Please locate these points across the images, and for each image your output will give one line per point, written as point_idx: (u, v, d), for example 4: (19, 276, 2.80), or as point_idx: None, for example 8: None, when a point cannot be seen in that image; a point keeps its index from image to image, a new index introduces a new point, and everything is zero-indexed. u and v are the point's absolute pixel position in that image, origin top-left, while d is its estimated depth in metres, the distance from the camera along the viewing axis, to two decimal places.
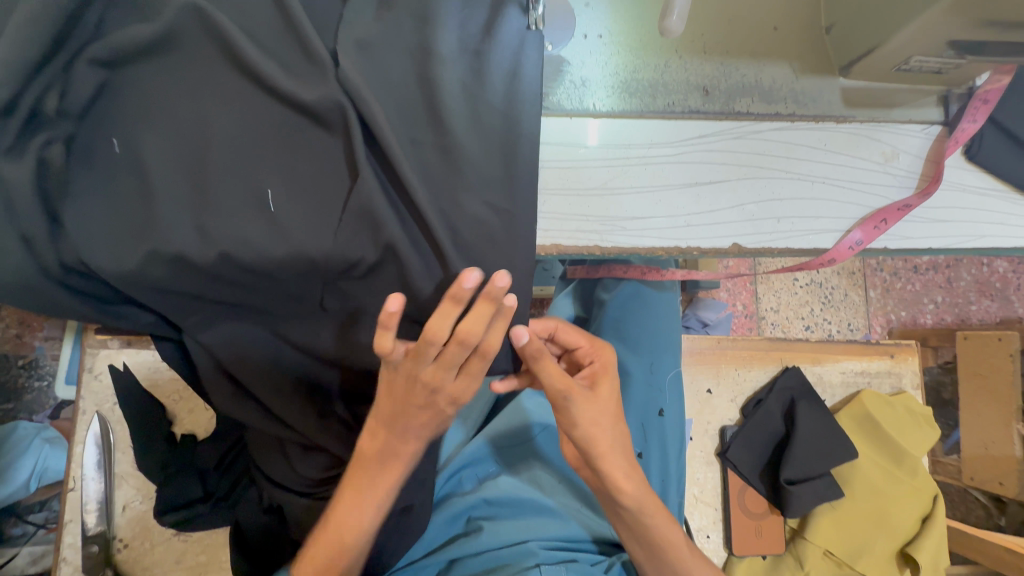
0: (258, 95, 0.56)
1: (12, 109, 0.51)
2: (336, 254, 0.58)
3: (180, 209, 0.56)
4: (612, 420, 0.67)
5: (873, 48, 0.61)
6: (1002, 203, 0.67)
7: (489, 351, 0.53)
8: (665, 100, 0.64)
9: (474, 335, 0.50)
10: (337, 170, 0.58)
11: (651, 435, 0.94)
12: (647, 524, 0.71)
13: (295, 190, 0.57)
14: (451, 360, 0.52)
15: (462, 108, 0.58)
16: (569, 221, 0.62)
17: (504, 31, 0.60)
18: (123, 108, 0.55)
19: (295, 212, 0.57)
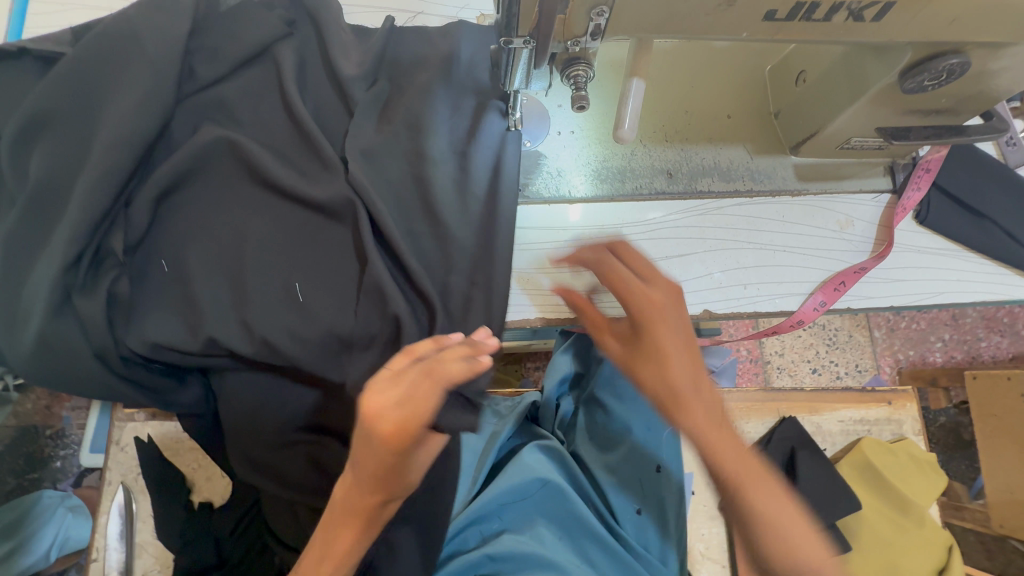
0: (278, 201, 0.66)
1: (83, 254, 0.60)
2: (342, 334, 0.64)
3: (210, 303, 0.63)
4: (688, 368, 0.52)
5: (815, 131, 0.68)
6: (956, 261, 0.72)
7: (436, 369, 0.44)
8: (634, 184, 0.72)
9: (448, 354, 0.46)
10: (346, 260, 0.66)
11: (649, 492, 0.95)
12: (767, 541, 0.47)
13: (310, 280, 0.65)
14: (406, 375, 0.45)
15: (452, 201, 0.67)
16: (553, 296, 0.70)
17: (487, 136, 0.69)
18: (172, 231, 0.64)
19: (306, 297, 0.64)
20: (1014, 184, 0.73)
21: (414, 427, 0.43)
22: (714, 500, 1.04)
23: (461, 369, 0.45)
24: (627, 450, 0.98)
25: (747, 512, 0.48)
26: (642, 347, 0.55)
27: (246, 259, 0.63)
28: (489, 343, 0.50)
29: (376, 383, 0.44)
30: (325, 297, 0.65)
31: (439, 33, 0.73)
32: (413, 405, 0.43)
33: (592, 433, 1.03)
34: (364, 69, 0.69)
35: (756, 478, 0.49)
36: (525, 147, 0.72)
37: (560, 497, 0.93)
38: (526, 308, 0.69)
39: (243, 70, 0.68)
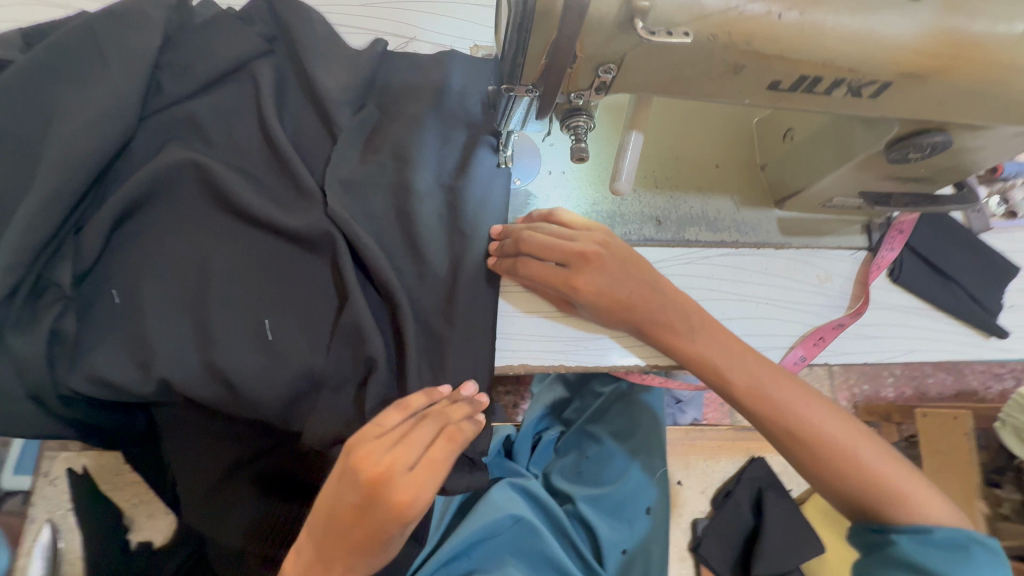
0: (249, 230, 0.61)
1: (19, 284, 0.54)
2: (312, 376, 0.60)
3: (163, 338, 0.57)
4: (661, 303, 0.62)
5: (800, 189, 0.69)
6: (924, 320, 0.74)
7: (455, 434, 0.53)
8: (623, 229, 0.71)
9: (455, 415, 0.55)
10: (323, 296, 0.62)
11: (637, 532, 0.93)
12: (792, 443, 0.60)
13: (286, 315, 0.60)
14: (422, 441, 0.52)
15: (436, 238, 0.64)
16: (537, 342, 0.67)
17: (476, 171, 0.66)
18: (124, 261, 0.58)
19: (276, 333, 0.60)
20: (976, 248, 0.77)
21: (432, 489, 0.50)
22: (684, 540, 1.04)
23: (473, 428, 0.55)
24: (617, 489, 0.95)
25: (766, 427, 0.61)
26: (595, 306, 0.62)
27: (214, 292, 0.58)
28: (484, 403, 0.59)
29: (394, 450, 0.50)
30: (297, 335, 0.60)
31: (428, 60, 0.70)
32: (433, 468, 0.50)
33: (578, 470, 1.01)
34: (350, 93, 0.65)
35: (763, 384, 0.60)
36: (515, 185, 0.70)
37: (532, 533, 0.89)
38: (512, 356, 0.66)
39: (218, 86, 0.64)
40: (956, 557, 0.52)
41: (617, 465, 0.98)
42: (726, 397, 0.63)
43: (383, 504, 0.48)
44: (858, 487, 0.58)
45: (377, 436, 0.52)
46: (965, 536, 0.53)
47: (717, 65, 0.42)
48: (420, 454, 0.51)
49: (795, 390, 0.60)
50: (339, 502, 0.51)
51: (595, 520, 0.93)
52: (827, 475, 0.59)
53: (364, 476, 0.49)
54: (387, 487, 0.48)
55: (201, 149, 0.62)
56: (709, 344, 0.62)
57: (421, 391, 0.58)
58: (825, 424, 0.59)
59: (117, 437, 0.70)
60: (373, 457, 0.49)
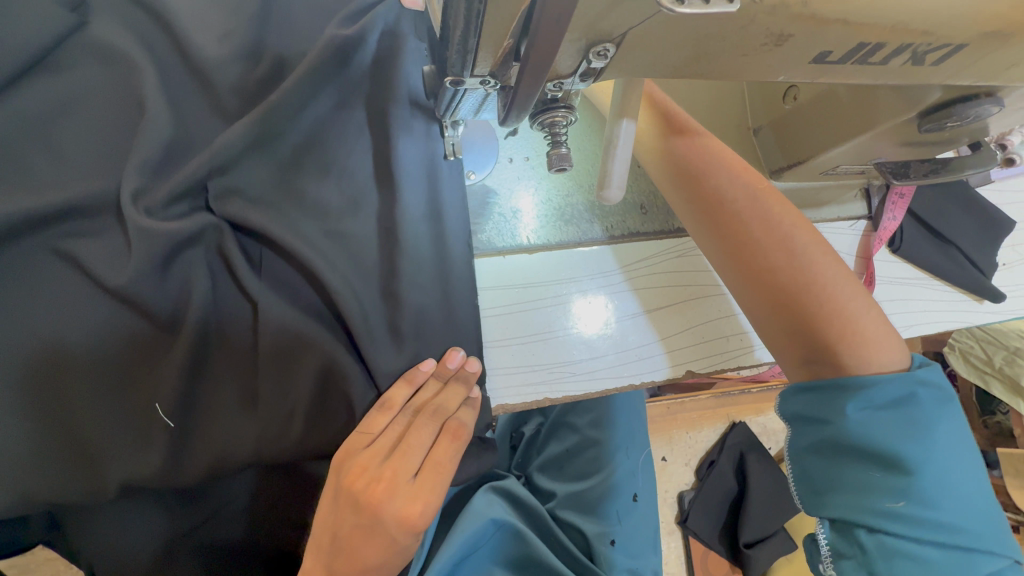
0: (108, 268, 0.45)
1: None
2: (234, 444, 0.47)
3: (32, 425, 0.45)
4: (722, 165, 0.53)
5: (804, 159, 0.59)
6: (927, 291, 0.68)
7: (461, 430, 0.49)
8: (604, 223, 0.59)
9: (453, 407, 0.49)
10: (235, 336, 0.47)
11: (628, 524, 0.81)
12: (790, 295, 0.50)
13: (181, 377, 0.45)
14: (420, 446, 0.49)
15: (374, 261, 0.51)
16: (517, 373, 0.54)
17: (416, 166, 0.52)
18: None
19: (175, 392, 0.45)
20: (974, 206, 0.71)
21: (437, 493, 0.48)
22: (671, 515, 1.03)
23: (471, 419, 0.50)
24: (602, 484, 0.83)
25: (756, 273, 0.51)
26: (691, 145, 0.53)
27: (81, 361, 0.45)
28: (477, 373, 0.50)
29: (391, 461, 0.47)
30: (201, 397, 0.47)
31: (335, 6, 0.52)
32: (437, 466, 0.49)
33: (562, 469, 0.90)
34: (232, 68, 0.49)
35: (728, 193, 0.52)
36: (467, 180, 0.55)
37: (515, 537, 0.80)
38: (488, 395, 0.54)
39: (41, 85, 0.47)
40: (904, 421, 0.46)
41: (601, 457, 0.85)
42: (716, 235, 0.52)
43: (387, 518, 0.46)
44: (844, 346, 0.48)
45: (369, 446, 0.48)
46: (911, 385, 0.47)
47: (756, 35, 0.30)
48: (421, 457, 0.49)
49: (802, 242, 0.51)
50: (342, 518, 0.48)
51: (576, 518, 0.83)
52: (762, 286, 0.50)
53: (367, 494, 0.47)
54: (389, 501, 0.47)
55: (29, 171, 0.46)
56: (734, 191, 0.52)
57: (401, 377, 0.49)
58: (797, 238, 0.51)
59: (28, 542, 0.56)
60: (369, 472, 0.47)
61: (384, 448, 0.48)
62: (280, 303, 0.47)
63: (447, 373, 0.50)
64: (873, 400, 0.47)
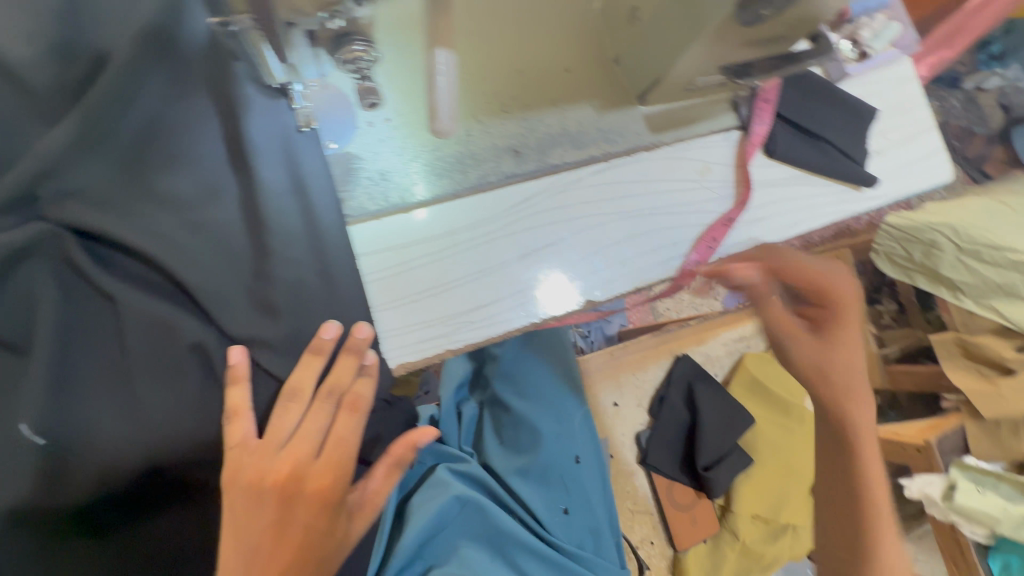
0: None
1: None
2: (119, 448, 0.47)
3: None
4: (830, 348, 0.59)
5: (658, 78, 0.60)
6: (807, 188, 0.71)
7: (358, 401, 0.50)
8: (479, 171, 0.59)
9: (347, 380, 0.49)
10: (101, 342, 0.47)
11: (572, 486, 0.82)
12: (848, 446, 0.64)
13: (42, 394, 0.45)
14: (318, 424, 0.48)
15: (232, 242, 0.49)
16: (413, 331, 0.54)
17: (266, 139, 0.51)
18: None
19: (40, 411, 0.45)
20: (838, 100, 0.74)
21: (348, 462, 0.49)
22: (634, 457, 1.04)
23: (368, 390, 0.50)
24: (544, 455, 0.81)
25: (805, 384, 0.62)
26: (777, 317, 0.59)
27: None
28: (368, 338, 0.49)
29: (293, 443, 0.48)
30: (63, 418, 0.46)
31: None
32: (342, 440, 0.49)
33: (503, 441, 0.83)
34: (41, 67, 0.47)
35: (830, 373, 0.60)
36: (326, 150, 0.54)
37: (477, 511, 0.78)
38: (385, 358, 0.53)
39: None
40: None
41: (534, 428, 0.81)
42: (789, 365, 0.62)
43: (305, 495, 0.47)
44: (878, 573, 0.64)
45: (264, 438, 0.48)
46: None
47: None
48: (323, 434, 0.49)
49: (875, 469, 0.64)
50: (250, 517, 0.47)
51: (523, 492, 0.81)
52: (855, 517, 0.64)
53: (271, 485, 0.47)
54: (302, 480, 0.47)
55: None
56: (814, 364, 0.60)
57: (236, 379, 0.47)
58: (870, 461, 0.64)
59: None
60: (271, 459, 0.47)
61: (282, 433, 0.48)
62: (144, 297, 0.47)
63: (327, 347, 0.48)
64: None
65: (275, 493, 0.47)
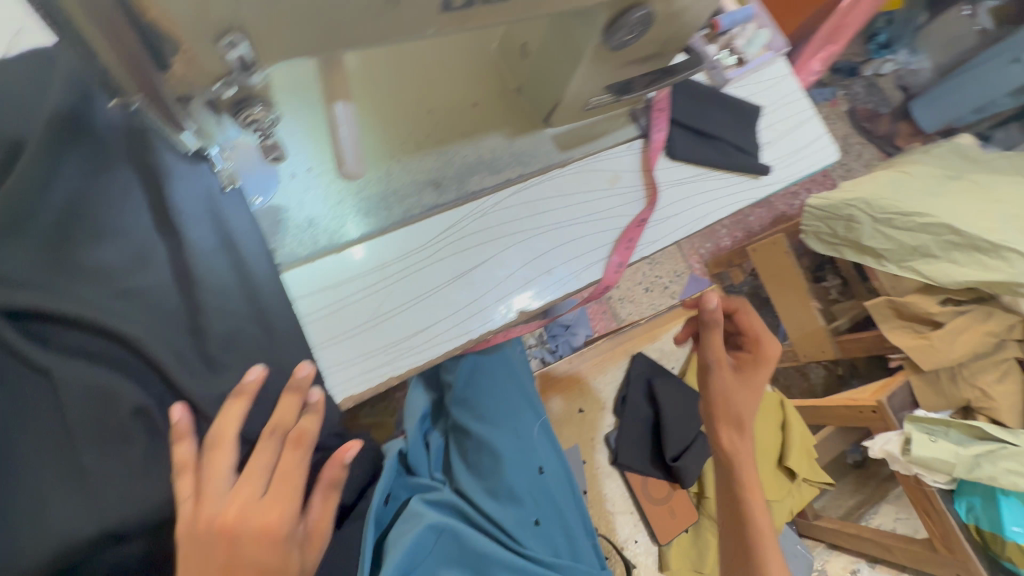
0: None
1: None
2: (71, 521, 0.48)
3: None
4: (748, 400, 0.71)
5: (556, 103, 0.66)
6: (709, 183, 0.78)
7: (303, 435, 0.51)
8: (402, 206, 0.63)
9: (291, 418, 0.51)
10: (42, 419, 0.48)
11: (539, 498, 0.84)
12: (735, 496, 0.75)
13: None
14: (262, 463, 0.49)
15: (165, 302, 0.51)
16: (358, 362, 0.58)
17: (191, 202, 0.54)
18: None
19: None
20: (725, 102, 0.82)
21: (295, 498, 0.49)
22: (605, 459, 1.07)
23: (315, 424, 0.51)
24: (509, 475, 0.81)
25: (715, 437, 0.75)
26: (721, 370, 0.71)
27: None
28: (309, 376, 0.52)
29: (237, 488, 0.48)
30: (11, 497, 0.48)
31: (56, 75, 0.53)
32: (287, 476, 0.50)
33: (468, 463, 0.84)
34: None
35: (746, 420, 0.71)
36: (251, 206, 0.57)
37: (452, 537, 0.78)
38: (332, 392, 0.56)
39: None
40: None
41: (492, 448, 0.81)
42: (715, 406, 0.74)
43: (251, 541, 0.46)
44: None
45: (206, 488, 0.48)
46: None
47: (363, 0, 0.36)
48: (269, 474, 0.50)
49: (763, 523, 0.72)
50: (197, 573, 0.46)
51: (494, 512, 0.82)
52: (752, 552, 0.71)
53: (216, 530, 0.46)
54: (247, 525, 0.46)
55: None
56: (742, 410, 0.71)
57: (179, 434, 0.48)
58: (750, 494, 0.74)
59: None
60: (214, 510, 0.47)
61: (225, 479, 0.48)
62: (84, 367, 0.49)
63: (250, 389, 0.50)
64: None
65: (218, 542, 0.46)
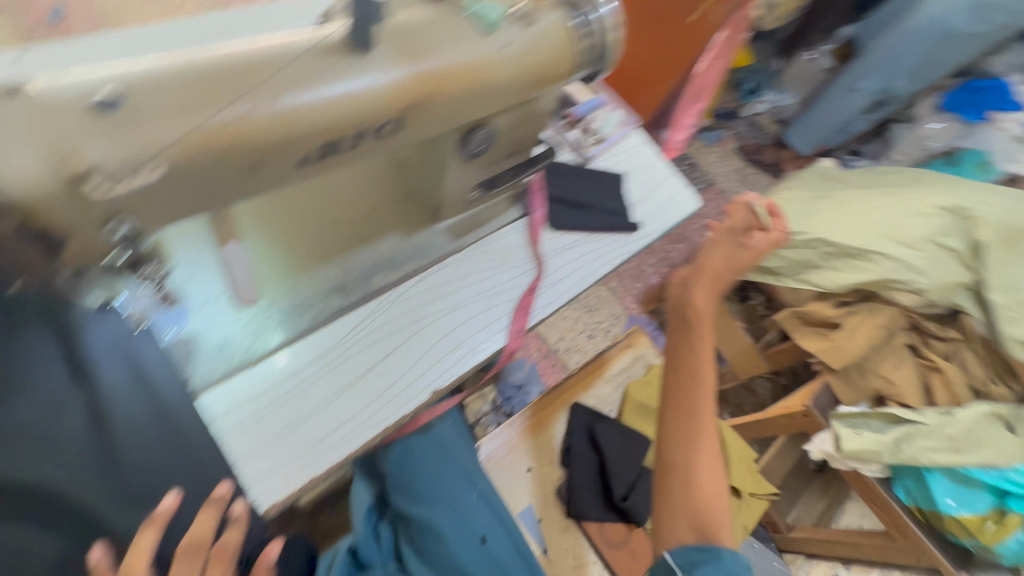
0: None
1: None
2: None
3: None
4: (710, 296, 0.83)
5: (438, 203, 0.76)
6: (590, 245, 0.89)
7: (226, 547, 0.56)
8: (309, 315, 0.70)
9: (207, 535, 0.55)
10: None
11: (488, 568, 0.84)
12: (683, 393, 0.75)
13: None
14: None
15: (78, 448, 0.54)
16: (282, 467, 0.61)
17: (103, 350, 0.58)
18: None
19: None
20: (593, 175, 0.96)
21: None
22: (562, 513, 1.12)
23: (237, 535, 0.56)
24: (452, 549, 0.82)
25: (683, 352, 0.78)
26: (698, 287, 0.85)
27: None
28: (227, 492, 0.56)
29: None
30: None
31: None
32: None
33: (412, 548, 0.85)
34: None
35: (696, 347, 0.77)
36: (163, 342, 0.62)
37: None
38: (256, 503, 0.59)
39: None
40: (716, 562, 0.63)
41: (432, 526, 0.83)
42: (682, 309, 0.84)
43: None
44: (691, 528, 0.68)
45: None
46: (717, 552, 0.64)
47: (224, 172, 0.44)
48: None
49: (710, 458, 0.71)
50: None
51: None
52: (690, 422, 0.72)
53: None
54: None
55: None
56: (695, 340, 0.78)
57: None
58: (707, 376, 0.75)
59: None
60: None
61: None
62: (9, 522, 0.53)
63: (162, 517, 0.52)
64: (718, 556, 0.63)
65: None
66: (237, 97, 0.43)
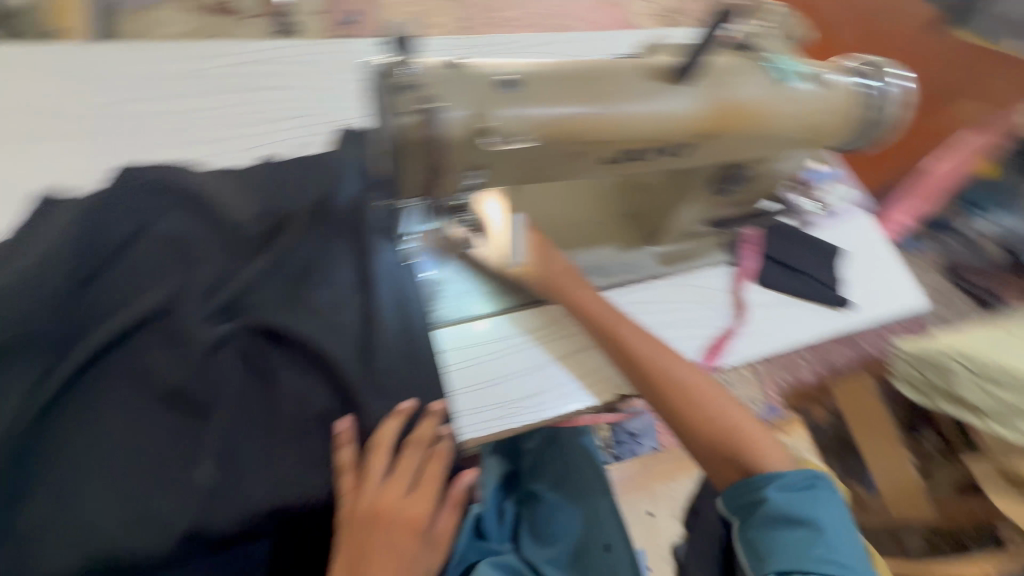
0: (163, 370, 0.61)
1: None
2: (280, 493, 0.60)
3: (106, 502, 0.56)
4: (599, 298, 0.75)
5: (660, 230, 0.83)
6: (796, 309, 0.87)
7: (441, 451, 0.65)
8: (529, 293, 0.80)
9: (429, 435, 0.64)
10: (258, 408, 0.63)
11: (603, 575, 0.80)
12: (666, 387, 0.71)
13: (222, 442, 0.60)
14: (408, 469, 0.64)
15: (359, 335, 0.68)
16: (484, 411, 0.71)
17: (386, 271, 0.72)
18: (54, 446, 0.57)
19: (223, 462, 0.59)
20: (811, 243, 0.94)
21: (433, 495, 0.65)
22: (671, 570, 1.05)
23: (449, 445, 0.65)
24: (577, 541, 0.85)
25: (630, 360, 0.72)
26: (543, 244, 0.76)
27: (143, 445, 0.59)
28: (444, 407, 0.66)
29: (389, 485, 0.63)
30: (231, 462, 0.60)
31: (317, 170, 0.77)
32: (426, 480, 0.64)
33: (538, 532, 0.89)
34: (254, 221, 0.71)
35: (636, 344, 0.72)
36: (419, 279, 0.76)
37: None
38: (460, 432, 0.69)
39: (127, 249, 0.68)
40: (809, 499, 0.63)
41: (564, 515, 0.88)
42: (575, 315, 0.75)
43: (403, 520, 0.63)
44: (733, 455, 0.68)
45: (364, 484, 0.62)
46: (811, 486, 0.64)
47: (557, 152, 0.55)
48: (411, 477, 0.64)
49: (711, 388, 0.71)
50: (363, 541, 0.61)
51: None
52: (694, 411, 0.69)
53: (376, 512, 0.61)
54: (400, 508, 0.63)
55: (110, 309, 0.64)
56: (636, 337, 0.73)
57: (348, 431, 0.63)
58: (667, 367, 0.71)
59: None
60: (375, 499, 0.62)
61: (379, 478, 0.62)
62: (303, 375, 0.65)
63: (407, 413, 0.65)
64: (785, 483, 0.63)
65: (378, 519, 0.62)
66: (584, 103, 0.54)
